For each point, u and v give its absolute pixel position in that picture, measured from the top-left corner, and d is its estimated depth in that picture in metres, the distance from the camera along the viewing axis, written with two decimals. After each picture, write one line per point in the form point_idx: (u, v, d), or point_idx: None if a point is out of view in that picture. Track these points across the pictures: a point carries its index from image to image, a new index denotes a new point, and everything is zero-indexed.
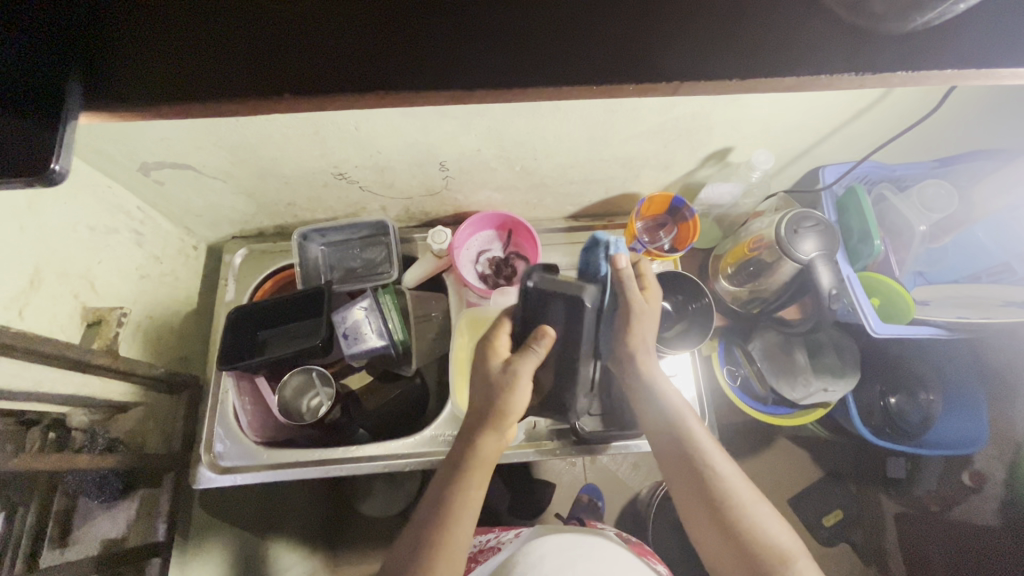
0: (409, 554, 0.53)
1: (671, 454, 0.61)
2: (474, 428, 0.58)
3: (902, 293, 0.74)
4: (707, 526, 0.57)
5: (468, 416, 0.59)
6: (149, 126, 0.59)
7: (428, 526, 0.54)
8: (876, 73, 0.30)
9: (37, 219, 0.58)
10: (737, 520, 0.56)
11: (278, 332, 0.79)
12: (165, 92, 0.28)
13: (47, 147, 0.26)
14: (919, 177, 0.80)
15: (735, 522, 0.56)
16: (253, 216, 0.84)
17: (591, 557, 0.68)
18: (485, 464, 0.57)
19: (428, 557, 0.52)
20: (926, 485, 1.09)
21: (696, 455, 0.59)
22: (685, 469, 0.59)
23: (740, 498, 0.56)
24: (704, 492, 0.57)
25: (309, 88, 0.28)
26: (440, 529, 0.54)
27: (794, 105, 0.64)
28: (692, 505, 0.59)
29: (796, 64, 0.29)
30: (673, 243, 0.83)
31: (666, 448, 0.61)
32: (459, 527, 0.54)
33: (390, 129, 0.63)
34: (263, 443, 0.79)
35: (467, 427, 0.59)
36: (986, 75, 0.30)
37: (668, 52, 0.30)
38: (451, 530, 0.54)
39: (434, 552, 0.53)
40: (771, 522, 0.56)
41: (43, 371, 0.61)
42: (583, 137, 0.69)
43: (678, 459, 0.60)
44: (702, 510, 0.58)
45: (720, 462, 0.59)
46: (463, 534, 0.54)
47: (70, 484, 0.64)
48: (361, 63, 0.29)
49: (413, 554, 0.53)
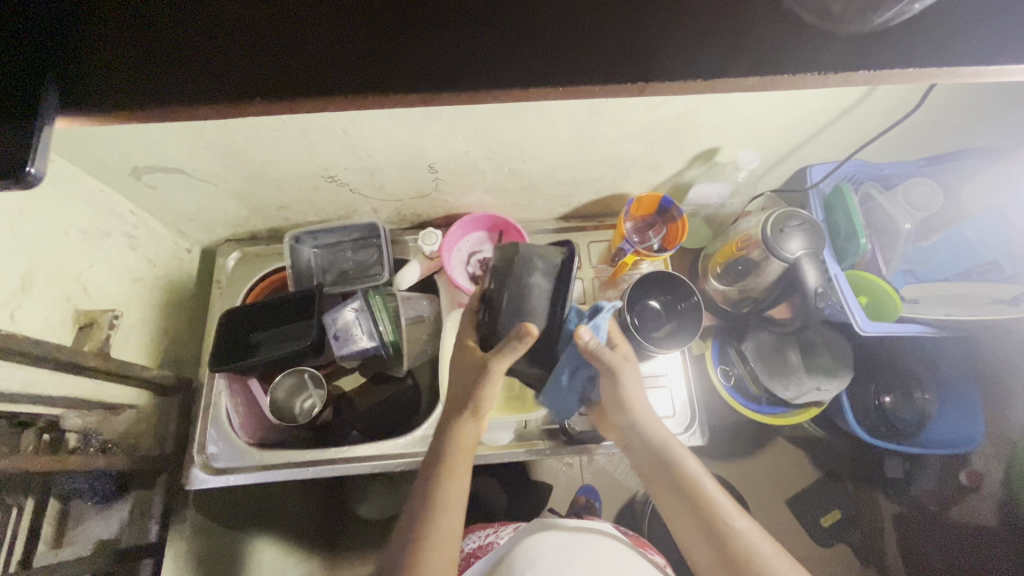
0: (399, 547, 0.53)
1: (661, 478, 0.61)
2: (452, 418, 0.62)
3: (889, 293, 0.75)
4: (699, 546, 0.56)
5: (446, 409, 0.64)
6: (139, 131, 0.60)
7: (417, 515, 0.55)
8: (840, 73, 0.30)
9: (28, 223, 0.59)
10: (746, 558, 0.53)
11: (268, 335, 0.80)
12: (135, 96, 0.29)
13: (23, 149, 0.27)
14: (907, 176, 0.81)
15: (726, 543, 0.54)
16: (245, 218, 0.85)
17: (588, 554, 0.68)
18: (464, 447, 0.60)
19: (417, 547, 0.52)
20: (924, 484, 1.09)
21: (683, 477, 0.59)
22: (678, 495, 0.59)
23: (750, 540, 0.54)
24: (694, 510, 0.57)
25: (274, 92, 0.29)
26: (426, 517, 0.54)
27: (777, 105, 0.64)
28: (684, 527, 0.58)
29: (756, 66, 0.30)
30: (662, 243, 0.83)
31: (656, 474, 0.62)
32: (445, 512, 0.55)
33: (377, 132, 0.64)
34: (256, 445, 0.79)
35: (444, 420, 0.63)
36: (947, 72, 0.31)
37: (630, 55, 0.30)
38: (440, 520, 0.54)
39: (422, 547, 0.52)
40: (760, 539, 0.54)
41: (36, 373, 0.61)
42: (570, 139, 0.70)
43: (670, 487, 0.60)
44: (693, 531, 0.57)
45: (726, 506, 0.57)
46: (449, 527, 0.54)
47: (64, 485, 0.66)
48: (327, 67, 0.30)
49: (403, 547, 0.53)
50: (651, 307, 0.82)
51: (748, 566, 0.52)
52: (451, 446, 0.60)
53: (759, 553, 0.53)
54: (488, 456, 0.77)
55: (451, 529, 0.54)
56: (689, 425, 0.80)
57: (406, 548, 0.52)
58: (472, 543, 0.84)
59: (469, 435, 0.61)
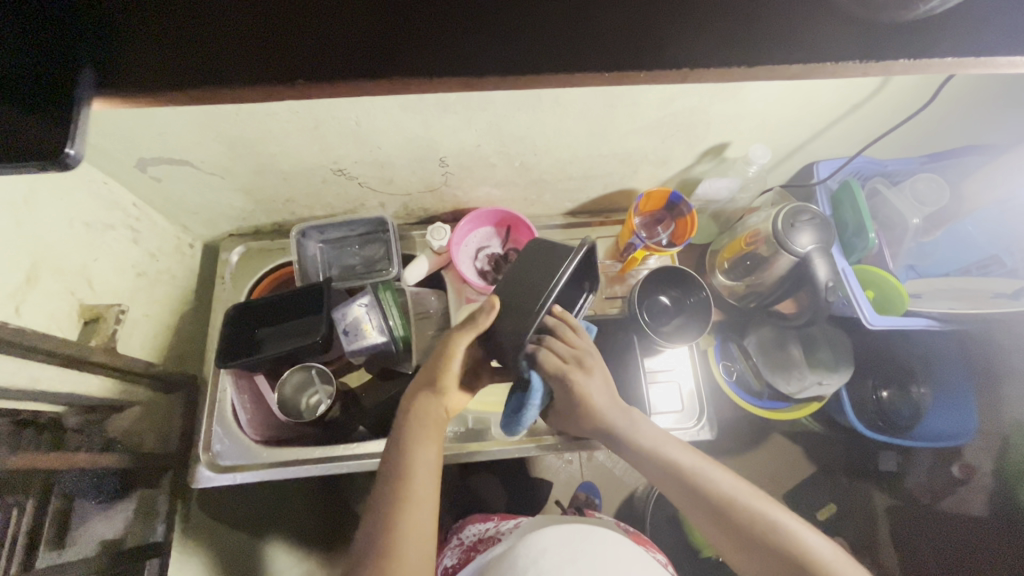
0: (367, 538, 0.51)
1: (654, 475, 0.61)
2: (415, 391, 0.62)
3: (896, 287, 0.76)
4: (709, 525, 0.57)
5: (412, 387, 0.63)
6: (150, 120, 0.59)
7: (389, 491, 0.53)
8: (882, 61, 0.31)
9: (33, 214, 0.58)
10: (735, 511, 0.55)
11: (273, 331, 0.79)
12: (170, 77, 0.28)
13: (64, 130, 0.26)
14: (910, 172, 0.82)
15: (714, 503, 0.56)
16: (250, 212, 0.83)
17: (593, 553, 0.64)
18: (431, 421, 0.59)
19: (392, 518, 0.51)
20: (917, 478, 1.11)
21: (674, 465, 0.60)
22: (660, 472, 0.60)
23: (733, 494, 0.56)
24: (695, 495, 0.58)
25: (306, 76, 0.28)
26: (399, 492, 0.53)
27: (791, 98, 0.64)
28: (675, 497, 0.60)
29: (801, 53, 0.30)
30: (671, 238, 0.84)
31: (648, 470, 0.61)
32: (419, 485, 0.54)
33: (392, 123, 0.63)
34: (263, 442, 0.78)
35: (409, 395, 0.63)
36: (985, 62, 0.31)
37: (676, 37, 0.30)
38: (411, 492, 0.53)
39: (397, 517, 0.51)
40: (758, 502, 0.56)
41: (39, 368, 0.59)
42: (583, 132, 0.69)
43: (648, 466, 0.61)
44: (698, 511, 0.58)
45: (705, 468, 0.59)
46: (422, 497, 0.53)
47: (65, 485, 0.64)
48: (371, 45, 0.29)
49: (375, 527, 0.51)
50: (660, 301, 0.83)
51: (774, 546, 0.53)
52: (419, 423, 0.59)
53: (763, 515, 0.55)
54: (496, 451, 0.77)
55: (426, 505, 0.53)
56: (698, 418, 0.81)
57: (378, 531, 0.51)
58: (472, 535, 0.84)
59: (435, 408, 0.61)
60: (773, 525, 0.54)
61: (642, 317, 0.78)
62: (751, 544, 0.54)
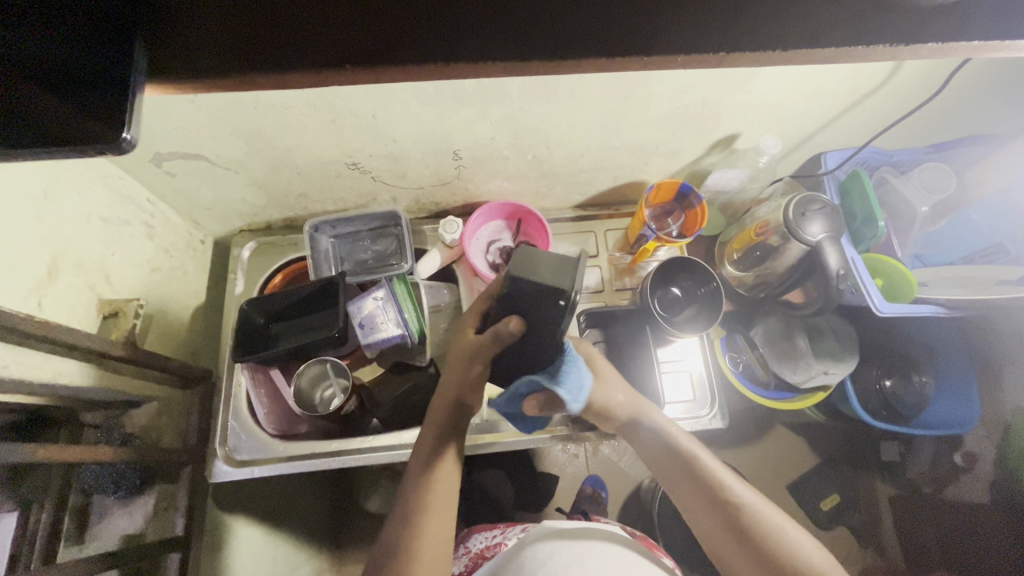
0: (392, 540, 0.53)
1: (671, 473, 0.61)
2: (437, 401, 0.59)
3: (906, 275, 0.78)
4: (718, 532, 0.57)
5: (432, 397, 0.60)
6: (168, 114, 0.59)
7: (411, 498, 0.55)
8: (911, 45, 0.31)
9: (53, 209, 0.58)
10: (750, 522, 0.55)
11: (287, 325, 0.80)
12: (216, 63, 0.28)
13: (118, 116, 0.26)
14: (917, 162, 0.83)
15: (730, 512, 0.56)
16: (263, 208, 0.83)
17: (600, 556, 0.67)
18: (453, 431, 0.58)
19: (416, 522, 0.53)
20: (920, 467, 1.12)
21: (695, 467, 0.59)
22: (678, 472, 0.60)
23: (752, 507, 0.56)
24: (710, 502, 0.58)
25: (343, 59, 0.29)
26: (422, 499, 0.54)
27: (803, 87, 0.65)
28: (689, 499, 0.60)
29: (836, 36, 0.31)
30: (681, 230, 0.85)
31: (668, 468, 0.61)
32: (441, 492, 0.55)
33: (409, 115, 0.64)
34: (279, 436, 0.78)
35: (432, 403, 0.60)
36: (1008, 46, 0.32)
37: (714, 19, 0.31)
38: (432, 499, 0.54)
39: (419, 523, 0.53)
40: (775, 517, 0.56)
41: (61, 362, 0.60)
42: (596, 123, 0.70)
43: (669, 463, 0.61)
44: (711, 518, 0.58)
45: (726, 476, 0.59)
46: (445, 504, 0.54)
47: (85, 480, 0.66)
48: (408, 16, 0.29)
49: (400, 530, 0.53)
50: (671, 293, 0.83)
51: (778, 558, 0.53)
52: (440, 430, 0.58)
53: (779, 532, 0.55)
54: (511, 443, 0.78)
55: (446, 512, 0.54)
56: (711, 406, 0.81)
57: (401, 535, 0.53)
58: (479, 543, 0.84)
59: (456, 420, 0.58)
60: (785, 544, 0.54)
61: (655, 307, 0.78)
62: (759, 558, 0.54)
